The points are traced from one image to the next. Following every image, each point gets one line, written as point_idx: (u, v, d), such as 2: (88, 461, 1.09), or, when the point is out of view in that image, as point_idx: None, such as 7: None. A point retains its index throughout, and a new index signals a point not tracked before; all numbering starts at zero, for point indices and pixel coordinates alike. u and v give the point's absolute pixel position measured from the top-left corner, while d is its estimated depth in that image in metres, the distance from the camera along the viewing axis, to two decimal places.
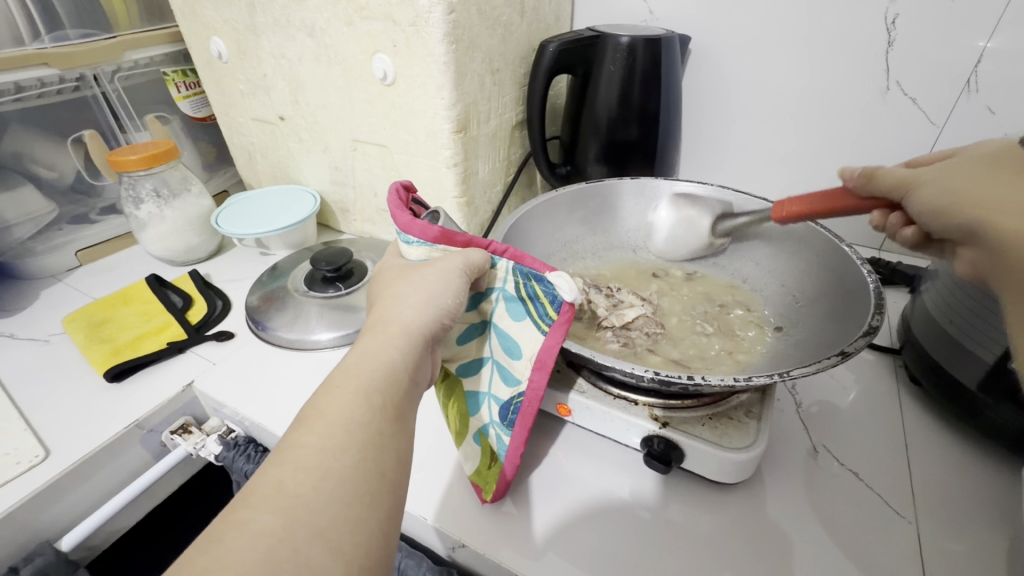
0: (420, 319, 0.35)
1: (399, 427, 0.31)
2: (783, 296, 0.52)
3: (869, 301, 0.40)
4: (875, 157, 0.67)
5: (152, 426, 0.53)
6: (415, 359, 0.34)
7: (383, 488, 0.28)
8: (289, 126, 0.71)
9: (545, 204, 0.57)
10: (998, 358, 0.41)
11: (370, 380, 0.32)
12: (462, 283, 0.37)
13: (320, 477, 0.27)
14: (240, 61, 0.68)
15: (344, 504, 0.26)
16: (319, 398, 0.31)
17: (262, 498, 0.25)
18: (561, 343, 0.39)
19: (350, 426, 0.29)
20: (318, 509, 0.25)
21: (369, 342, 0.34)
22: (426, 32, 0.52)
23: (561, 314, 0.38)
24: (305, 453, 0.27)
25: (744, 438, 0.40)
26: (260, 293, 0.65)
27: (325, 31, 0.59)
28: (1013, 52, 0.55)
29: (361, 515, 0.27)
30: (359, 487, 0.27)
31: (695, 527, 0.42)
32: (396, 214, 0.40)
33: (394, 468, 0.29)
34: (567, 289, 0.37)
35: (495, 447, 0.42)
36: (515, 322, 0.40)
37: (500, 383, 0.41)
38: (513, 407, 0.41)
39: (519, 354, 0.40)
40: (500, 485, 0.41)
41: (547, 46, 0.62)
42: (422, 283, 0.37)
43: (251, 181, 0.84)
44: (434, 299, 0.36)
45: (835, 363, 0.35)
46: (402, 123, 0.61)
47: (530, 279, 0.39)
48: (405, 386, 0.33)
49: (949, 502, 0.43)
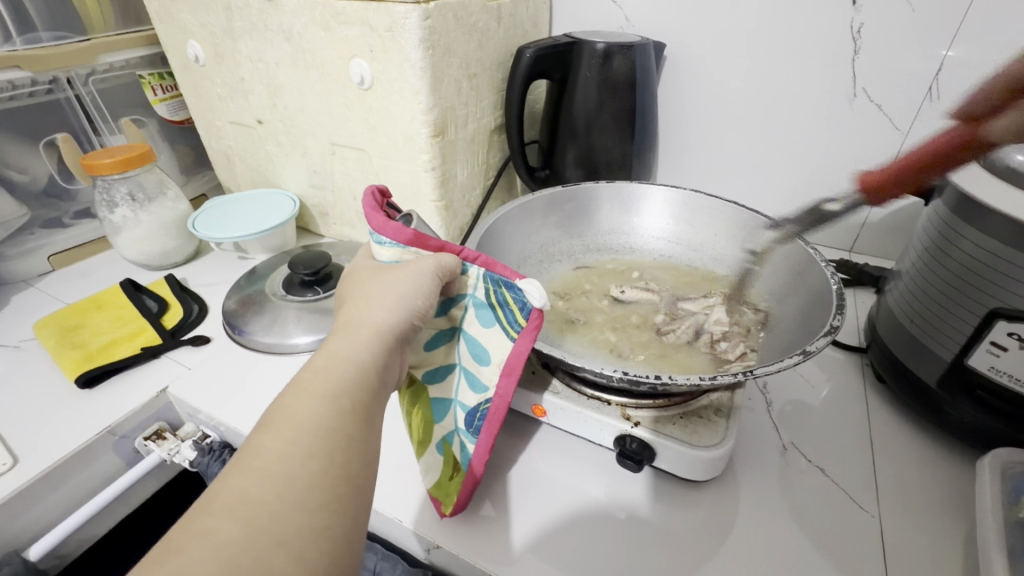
0: (391, 321, 0.36)
1: (367, 429, 0.31)
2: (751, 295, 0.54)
3: (831, 302, 0.41)
4: (844, 163, 0.69)
5: (125, 432, 0.53)
6: (384, 360, 0.35)
7: (349, 492, 0.28)
8: (268, 130, 0.71)
9: (521, 207, 0.58)
10: (956, 355, 0.42)
11: (338, 382, 0.32)
12: (434, 285, 0.37)
13: (284, 485, 0.27)
14: (218, 64, 0.68)
15: (310, 509, 0.27)
16: (286, 401, 0.31)
17: (226, 506, 0.26)
18: (530, 349, 0.39)
19: (318, 430, 0.29)
20: (282, 517, 0.26)
21: (339, 344, 0.34)
22: (402, 37, 0.52)
23: (529, 321, 0.39)
24: (270, 460, 0.28)
25: (713, 436, 0.41)
26: (237, 297, 0.65)
27: (302, 36, 0.59)
28: (970, 61, 0.57)
29: (328, 517, 0.27)
30: (324, 492, 0.28)
31: (665, 523, 0.42)
32: (369, 216, 0.40)
33: (362, 468, 0.30)
34: (536, 297, 0.37)
35: (458, 457, 0.42)
36: (485, 328, 0.41)
37: (467, 391, 0.42)
38: (480, 414, 0.41)
39: (488, 361, 0.41)
40: (461, 497, 0.41)
41: (524, 52, 0.63)
42: (392, 285, 0.37)
43: (229, 185, 0.84)
44: (404, 300, 0.36)
45: (797, 361, 0.36)
46: (380, 127, 0.61)
47: (500, 286, 0.39)
48: (374, 386, 0.33)
49: (911, 497, 0.44)
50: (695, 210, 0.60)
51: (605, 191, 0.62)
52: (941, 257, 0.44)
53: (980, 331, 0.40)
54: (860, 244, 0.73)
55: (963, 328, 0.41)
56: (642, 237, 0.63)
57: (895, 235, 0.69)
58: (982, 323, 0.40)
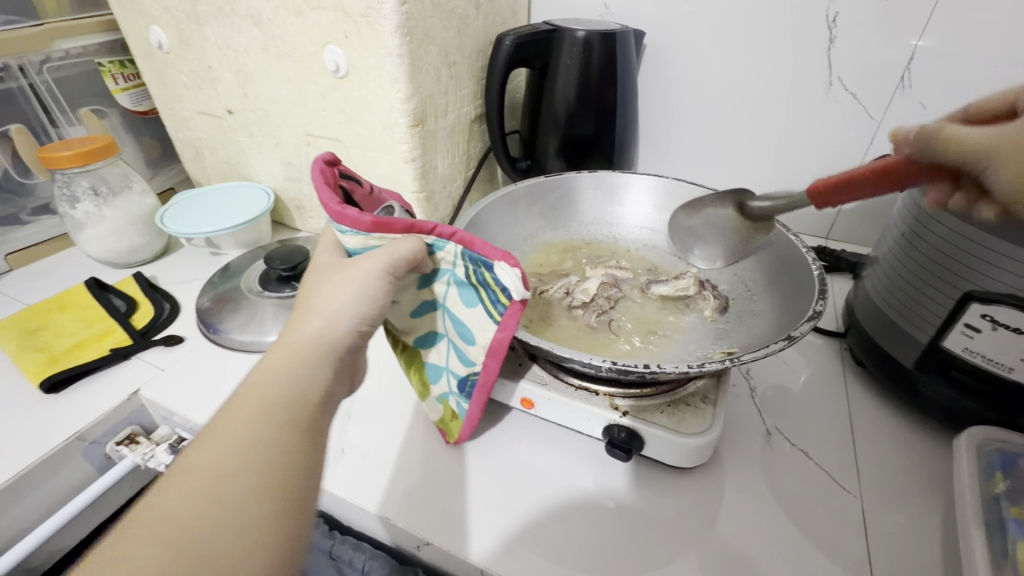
0: (331, 332, 0.36)
1: (303, 443, 0.32)
2: (734, 281, 0.54)
3: (815, 286, 0.42)
4: (821, 152, 0.70)
5: (95, 438, 0.50)
6: (327, 371, 0.35)
7: (281, 509, 0.29)
8: (239, 120, 0.68)
9: (503, 198, 0.57)
10: (932, 338, 0.43)
11: (274, 398, 0.32)
12: (383, 284, 0.36)
13: (207, 505, 0.27)
14: (183, 51, 0.65)
15: (241, 525, 0.27)
16: (220, 420, 0.31)
17: (146, 529, 0.26)
18: (513, 335, 0.39)
19: (247, 449, 0.30)
20: (204, 538, 0.26)
21: (277, 356, 0.34)
22: (378, 23, 0.50)
23: (511, 306, 0.38)
24: (194, 481, 0.28)
25: (701, 423, 0.41)
26: (211, 295, 0.63)
27: (273, 22, 0.56)
28: (942, 49, 0.58)
29: (263, 531, 0.28)
30: (253, 509, 0.28)
31: (656, 511, 0.42)
32: (326, 203, 0.38)
33: (303, 480, 0.30)
34: (516, 287, 0.36)
35: (456, 408, 0.46)
36: (468, 307, 0.40)
37: (456, 361, 0.43)
38: (470, 382, 0.44)
39: (472, 340, 0.41)
40: (463, 433, 0.46)
41: (503, 39, 0.63)
42: (335, 291, 0.37)
43: (199, 178, 0.81)
44: (347, 308, 0.36)
45: (782, 347, 0.36)
46: (357, 117, 0.59)
47: (479, 266, 0.38)
48: (314, 398, 0.34)
49: (890, 476, 0.45)
50: (677, 198, 0.60)
51: (588, 180, 0.62)
52: (917, 242, 0.45)
53: (955, 313, 0.41)
54: (836, 231, 0.74)
55: (938, 310, 0.42)
56: (626, 226, 0.63)
57: (870, 222, 0.71)
58: (957, 305, 0.41)
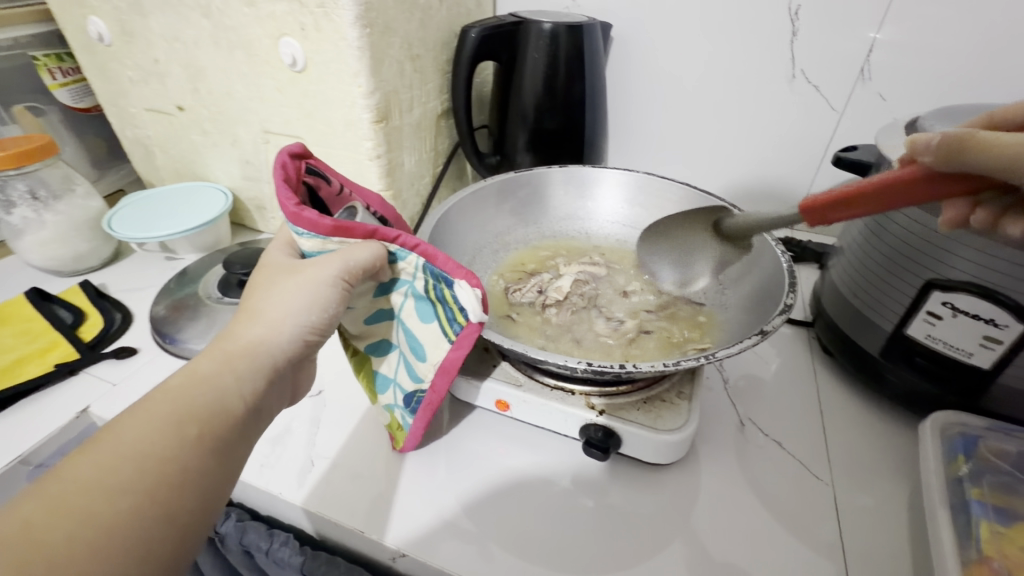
0: (270, 341, 0.35)
1: (211, 462, 0.30)
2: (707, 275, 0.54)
3: (784, 280, 0.43)
4: (786, 144, 0.71)
5: (40, 461, 0.47)
6: (255, 382, 0.33)
7: (168, 534, 0.27)
8: (191, 117, 0.65)
9: (473, 194, 0.55)
10: (896, 325, 0.44)
11: (191, 404, 0.31)
12: (337, 293, 0.35)
13: (87, 518, 0.25)
14: (127, 44, 0.61)
15: (104, 543, 0.25)
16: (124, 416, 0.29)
17: (6, 537, 0.24)
18: (466, 356, 0.39)
19: (147, 459, 0.28)
20: (74, 555, 0.24)
21: (208, 360, 0.33)
22: (336, 14, 0.48)
23: (467, 330, 0.38)
24: (79, 488, 0.26)
25: (677, 419, 0.41)
26: (167, 303, 0.60)
27: (223, 12, 0.53)
28: (898, 42, 0.60)
29: (132, 556, 0.25)
30: (136, 530, 0.26)
31: (636, 509, 0.42)
32: (283, 203, 0.36)
33: (195, 502, 0.28)
34: (473, 308, 0.36)
35: (400, 421, 0.44)
36: (423, 322, 0.39)
37: (404, 375, 0.42)
38: (416, 398, 0.42)
39: (423, 357, 0.40)
40: (407, 443, 0.44)
41: (469, 32, 0.61)
42: (283, 296, 0.36)
43: (150, 179, 0.76)
44: (292, 316, 0.35)
45: (756, 342, 0.36)
46: (317, 113, 0.56)
47: (440, 282, 0.37)
48: (234, 413, 0.32)
49: (860, 462, 0.46)
50: (649, 192, 0.59)
51: (558, 176, 0.60)
52: (882, 232, 0.45)
53: (917, 301, 0.42)
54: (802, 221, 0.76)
55: (902, 298, 0.43)
56: (598, 221, 0.62)
57: None
58: (919, 293, 0.42)
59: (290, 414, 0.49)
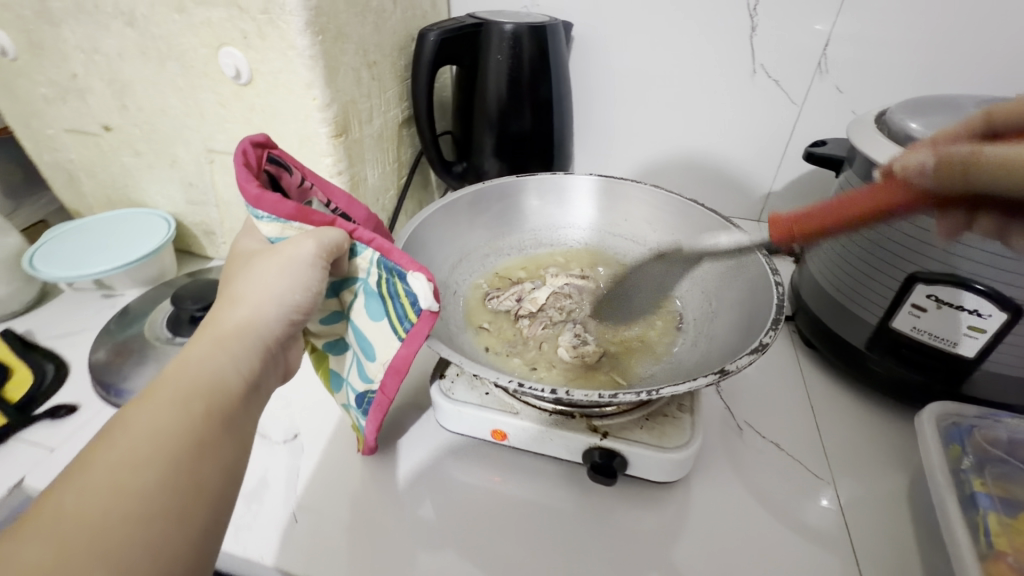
0: (260, 319, 0.34)
1: (226, 431, 0.29)
2: (697, 298, 0.50)
3: (770, 314, 0.39)
4: (750, 138, 0.72)
5: None
6: (253, 358, 0.33)
7: (199, 499, 0.27)
8: (120, 137, 0.58)
9: (445, 208, 0.52)
10: (880, 318, 0.45)
11: (192, 382, 0.30)
12: (320, 273, 0.36)
13: (114, 494, 0.25)
14: (36, 57, 0.54)
15: (157, 517, 0.25)
16: (127, 410, 0.28)
17: (41, 525, 0.23)
18: (416, 353, 0.38)
19: (161, 435, 0.27)
20: (109, 528, 0.24)
21: (198, 345, 0.32)
22: (282, 20, 0.44)
23: (421, 319, 0.37)
24: (98, 472, 0.25)
25: (681, 435, 0.40)
26: (107, 347, 0.53)
27: (150, 20, 0.48)
28: (853, 34, 0.61)
29: (173, 521, 0.25)
30: (166, 500, 0.26)
31: (646, 531, 0.41)
32: (242, 186, 0.36)
33: (220, 468, 0.28)
34: (425, 296, 0.35)
35: (356, 422, 0.44)
36: (373, 320, 0.39)
37: (356, 375, 0.42)
38: (367, 399, 0.42)
39: (374, 357, 0.40)
40: (366, 445, 0.44)
41: (426, 35, 0.58)
42: (263, 278, 0.35)
43: (76, 207, 0.68)
44: (276, 295, 0.35)
45: (711, 381, 0.34)
46: (267, 128, 0.51)
47: (393, 276, 0.37)
48: (241, 386, 0.32)
49: (854, 455, 0.46)
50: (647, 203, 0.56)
51: (550, 182, 0.58)
52: None
53: (902, 295, 0.42)
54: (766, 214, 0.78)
55: (886, 292, 0.44)
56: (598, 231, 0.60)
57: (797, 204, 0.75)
58: (902, 287, 0.42)
59: (265, 462, 0.44)
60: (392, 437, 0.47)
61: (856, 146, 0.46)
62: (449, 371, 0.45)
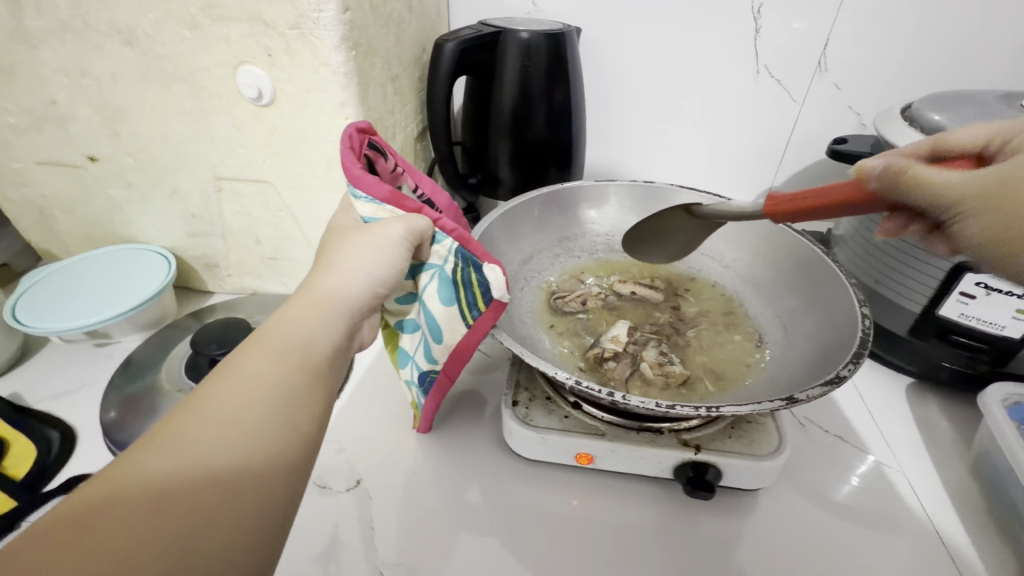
0: (347, 288, 0.34)
1: (313, 395, 0.30)
2: (773, 317, 0.51)
3: (851, 348, 0.39)
4: (752, 137, 0.73)
5: None
6: (339, 325, 0.33)
7: (282, 457, 0.27)
8: (108, 168, 0.52)
9: (511, 211, 0.52)
10: (924, 307, 0.47)
11: (284, 344, 0.31)
12: (403, 254, 0.35)
13: (211, 439, 0.25)
14: (6, 82, 0.47)
15: (244, 468, 0.25)
16: (233, 356, 0.30)
17: (144, 461, 0.24)
18: (480, 340, 0.39)
19: (256, 390, 0.28)
20: (202, 472, 0.24)
21: (293, 308, 0.33)
22: (315, 35, 0.40)
23: (489, 308, 0.38)
24: (198, 418, 0.26)
25: (771, 441, 0.40)
26: (118, 405, 0.47)
27: (153, 39, 0.43)
28: (851, 35, 0.64)
29: (256, 475, 0.26)
30: (252, 453, 0.26)
31: (739, 540, 0.40)
32: (346, 165, 0.36)
33: (304, 430, 0.28)
34: (497, 287, 0.36)
35: (417, 402, 0.44)
36: (444, 306, 0.38)
37: (422, 354, 0.41)
38: (430, 378, 0.42)
39: (439, 339, 0.39)
40: (423, 423, 0.45)
41: (443, 45, 0.56)
42: (355, 252, 0.35)
43: (47, 247, 0.60)
44: (365, 267, 0.35)
45: (781, 407, 0.34)
46: (291, 151, 0.48)
47: (468, 265, 0.37)
48: (328, 351, 0.32)
49: (908, 439, 0.48)
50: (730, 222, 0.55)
51: (623, 190, 0.57)
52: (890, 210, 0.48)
53: (947, 283, 0.44)
54: None
55: (928, 281, 0.46)
56: None
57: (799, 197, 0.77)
58: (947, 275, 0.44)
59: (333, 515, 0.40)
60: (461, 472, 0.44)
61: (888, 143, 0.48)
62: (522, 398, 0.43)
